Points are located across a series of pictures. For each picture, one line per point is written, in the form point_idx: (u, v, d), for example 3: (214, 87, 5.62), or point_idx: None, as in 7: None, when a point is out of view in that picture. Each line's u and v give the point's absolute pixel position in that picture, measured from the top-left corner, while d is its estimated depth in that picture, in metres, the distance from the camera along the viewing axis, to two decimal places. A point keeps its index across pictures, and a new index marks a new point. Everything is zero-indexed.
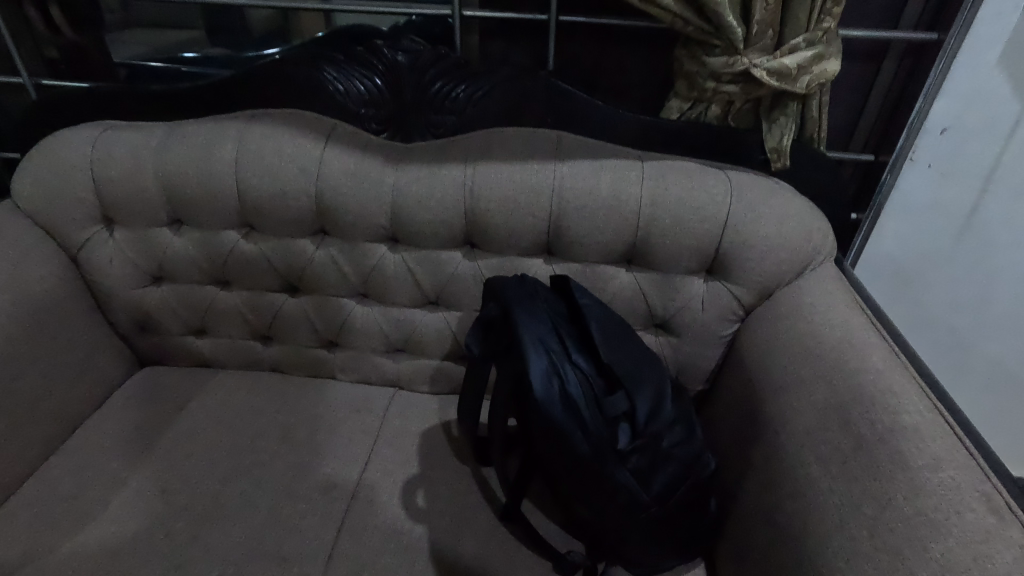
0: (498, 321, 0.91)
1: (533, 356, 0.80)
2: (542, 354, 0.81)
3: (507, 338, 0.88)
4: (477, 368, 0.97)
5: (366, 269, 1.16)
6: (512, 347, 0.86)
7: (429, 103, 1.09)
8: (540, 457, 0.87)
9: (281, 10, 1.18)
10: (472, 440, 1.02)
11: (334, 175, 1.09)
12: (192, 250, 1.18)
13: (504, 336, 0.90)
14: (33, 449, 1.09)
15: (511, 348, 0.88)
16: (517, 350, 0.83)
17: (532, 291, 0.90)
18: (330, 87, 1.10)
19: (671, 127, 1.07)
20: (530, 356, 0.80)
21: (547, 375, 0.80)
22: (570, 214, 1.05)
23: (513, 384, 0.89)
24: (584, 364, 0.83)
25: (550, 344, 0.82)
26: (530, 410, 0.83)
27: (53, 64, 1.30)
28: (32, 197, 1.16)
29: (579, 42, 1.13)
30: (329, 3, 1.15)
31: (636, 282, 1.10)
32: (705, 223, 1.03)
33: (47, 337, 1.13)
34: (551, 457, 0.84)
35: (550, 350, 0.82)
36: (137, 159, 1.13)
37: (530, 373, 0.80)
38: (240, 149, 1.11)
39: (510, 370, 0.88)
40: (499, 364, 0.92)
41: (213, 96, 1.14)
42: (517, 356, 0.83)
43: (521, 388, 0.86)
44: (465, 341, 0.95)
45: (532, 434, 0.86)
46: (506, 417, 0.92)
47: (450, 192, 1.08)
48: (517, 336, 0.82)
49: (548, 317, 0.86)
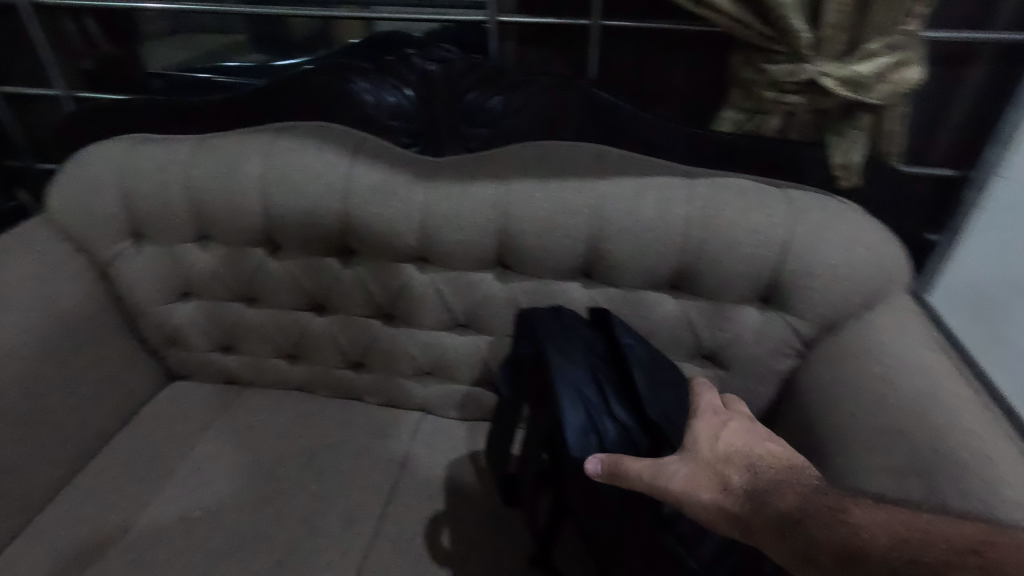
0: (530, 361, 0.85)
1: (568, 409, 0.74)
2: (579, 408, 0.75)
3: (539, 381, 0.83)
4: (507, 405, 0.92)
5: (393, 290, 1.10)
6: (545, 394, 0.80)
7: (463, 115, 1.03)
8: (572, 510, 0.81)
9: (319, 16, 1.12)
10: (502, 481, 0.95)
11: (362, 193, 1.04)
12: (219, 268, 1.16)
13: (535, 377, 0.84)
14: (61, 468, 1.08)
15: (543, 392, 0.82)
16: (551, 400, 0.77)
17: (569, 332, 0.84)
18: (360, 98, 1.04)
19: (724, 140, 0.97)
20: (564, 409, 0.75)
21: (584, 432, 0.74)
22: (612, 237, 0.97)
23: (545, 429, 0.83)
24: (626, 418, 0.76)
25: (587, 396, 0.76)
26: (564, 462, 0.77)
27: (88, 76, 1.29)
28: (64, 212, 1.15)
29: (624, 47, 1.04)
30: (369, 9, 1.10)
31: (683, 309, 1.01)
32: (761, 250, 0.93)
33: (77, 355, 1.12)
34: (588, 511, 0.77)
35: (588, 403, 0.76)
36: (165, 174, 1.11)
37: (564, 427, 0.74)
38: (267, 165, 1.07)
39: (543, 415, 0.83)
40: (531, 406, 0.86)
41: (241, 109, 1.10)
42: (551, 402, 0.78)
43: (554, 437, 0.80)
44: (496, 384, 0.89)
45: (565, 485, 0.81)
46: (538, 463, 0.86)
47: (482, 210, 1.01)
48: (550, 386, 0.77)
49: (584, 362, 0.80)
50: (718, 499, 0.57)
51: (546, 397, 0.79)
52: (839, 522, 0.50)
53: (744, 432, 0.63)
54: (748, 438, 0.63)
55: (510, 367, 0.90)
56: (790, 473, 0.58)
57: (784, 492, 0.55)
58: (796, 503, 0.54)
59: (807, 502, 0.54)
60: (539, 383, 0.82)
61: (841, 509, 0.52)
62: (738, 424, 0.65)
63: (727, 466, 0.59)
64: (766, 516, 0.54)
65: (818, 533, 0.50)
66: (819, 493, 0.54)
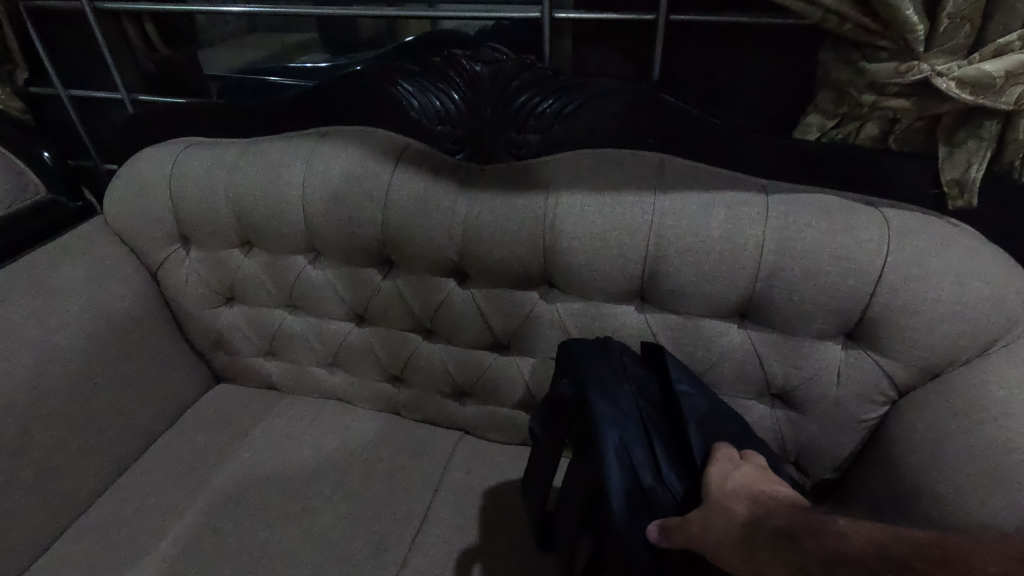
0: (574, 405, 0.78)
1: (614, 478, 0.68)
2: (626, 473, 0.69)
3: (582, 431, 0.75)
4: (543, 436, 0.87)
5: (432, 304, 1.05)
6: (587, 448, 0.73)
7: (512, 120, 0.95)
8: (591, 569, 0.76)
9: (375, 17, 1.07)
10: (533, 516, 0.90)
11: (402, 202, 0.99)
12: (261, 274, 1.14)
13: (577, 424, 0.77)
14: (106, 468, 1.09)
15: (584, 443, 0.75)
16: (595, 460, 0.70)
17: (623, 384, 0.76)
18: (404, 102, 0.99)
19: (807, 150, 0.84)
20: (610, 475, 0.68)
21: (629, 502, 0.68)
22: (671, 259, 0.87)
23: (579, 480, 0.76)
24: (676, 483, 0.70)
25: (635, 458, 0.70)
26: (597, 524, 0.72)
27: (150, 79, 1.31)
28: (119, 214, 1.17)
29: (694, 44, 0.93)
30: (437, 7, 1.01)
31: (751, 341, 0.89)
32: (848, 281, 0.79)
33: (125, 356, 1.13)
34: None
35: (636, 467, 0.70)
36: (211, 179, 1.10)
37: (607, 497, 0.68)
38: (308, 171, 1.03)
39: (581, 466, 0.76)
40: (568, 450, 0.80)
41: (286, 113, 1.07)
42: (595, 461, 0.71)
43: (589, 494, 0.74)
44: (529, 427, 0.80)
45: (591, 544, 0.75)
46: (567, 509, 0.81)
47: (527, 225, 0.93)
48: (597, 446, 0.70)
49: (636, 419, 0.73)
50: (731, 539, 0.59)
51: (590, 454, 0.72)
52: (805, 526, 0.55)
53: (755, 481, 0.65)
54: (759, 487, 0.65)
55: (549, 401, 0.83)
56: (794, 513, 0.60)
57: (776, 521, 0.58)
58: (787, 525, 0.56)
59: (797, 526, 0.55)
60: (582, 433, 0.75)
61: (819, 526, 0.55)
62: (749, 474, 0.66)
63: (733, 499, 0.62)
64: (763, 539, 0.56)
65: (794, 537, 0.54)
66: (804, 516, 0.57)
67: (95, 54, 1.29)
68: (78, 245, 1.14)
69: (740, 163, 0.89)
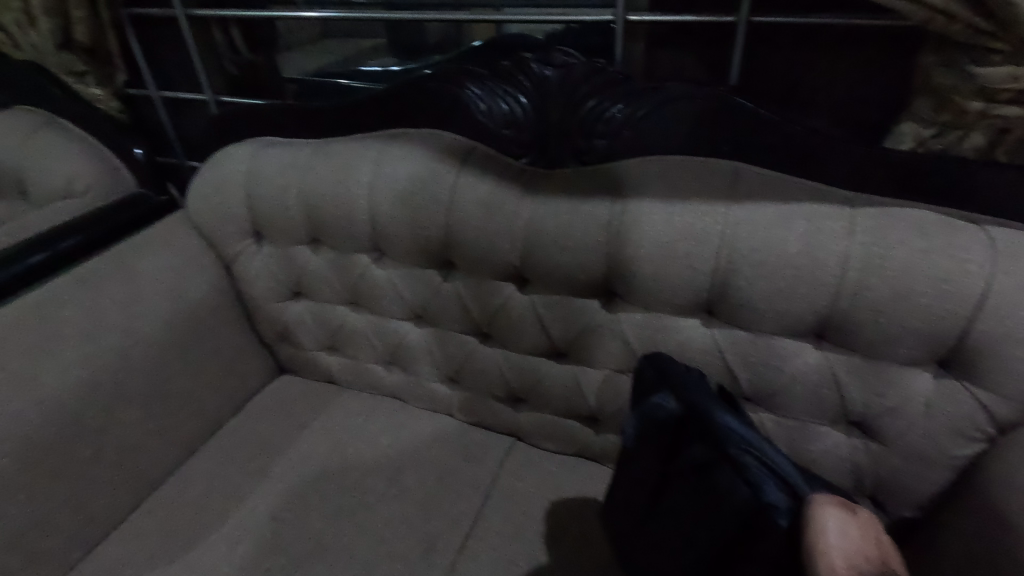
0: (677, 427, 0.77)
1: (772, 489, 0.65)
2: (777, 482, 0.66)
3: (700, 450, 0.73)
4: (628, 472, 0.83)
5: (491, 308, 1.04)
6: (713, 468, 0.70)
7: (579, 124, 0.92)
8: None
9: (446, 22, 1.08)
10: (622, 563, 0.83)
11: (466, 205, 0.99)
12: (327, 271, 1.17)
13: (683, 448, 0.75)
14: (178, 448, 1.15)
15: (700, 467, 0.72)
16: (735, 476, 0.68)
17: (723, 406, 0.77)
18: (472, 105, 0.99)
19: (905, 159, 0.77)
20: (766, 487, 0.65)
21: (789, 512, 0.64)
22: (743, 272, 0.82)
23: (694, 514, 0.71)
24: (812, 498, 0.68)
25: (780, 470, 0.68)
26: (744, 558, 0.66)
27: (232, 81, 1.37)
28: (200, 209, 1.23)
29: (777, 47, 0.88)
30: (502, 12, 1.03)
31: (828, 363, 0.83)
32: (933, 306, 0.73)
33: (199, 343, 1.19)
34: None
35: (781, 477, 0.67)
36: (285, 177, 1.14)
37: (773, 513, 0.63)
38: (377, 172, 1.06)
39: (692, 493, 0.72)
40: (671, 480, 0.76)
41: (357, 115, 1.10)
42: (731, 477, 0.68)
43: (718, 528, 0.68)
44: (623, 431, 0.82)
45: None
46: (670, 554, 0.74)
47: (592, 231, 0.91)
48: (737, 458, 0.68)
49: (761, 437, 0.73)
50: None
51: (717, 473, 0.69)
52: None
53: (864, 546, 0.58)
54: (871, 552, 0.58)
55: (637, 423, 0.82)
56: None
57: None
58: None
59: None
60: (700, 453, 0.72)
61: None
62: (868, 536, 0.59)
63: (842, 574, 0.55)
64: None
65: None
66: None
67: (185, 57, 1.37)
68: (163, 236, 1.21)
69: (826, 175, 0.82)
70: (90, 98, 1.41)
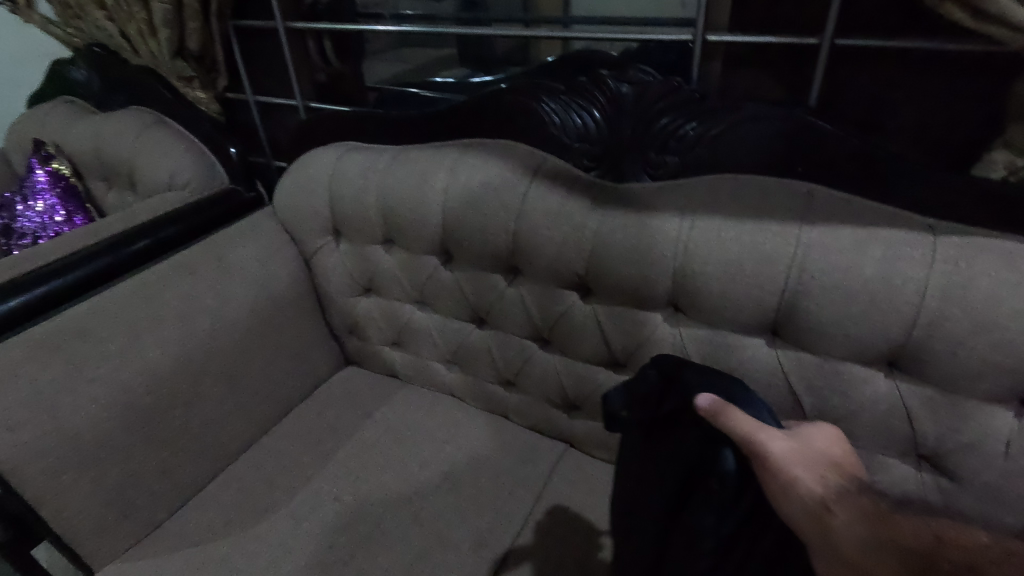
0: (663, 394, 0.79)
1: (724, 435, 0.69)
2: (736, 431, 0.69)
3: (672, 404, 0.77)
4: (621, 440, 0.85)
5: (552, 315, 1.07)
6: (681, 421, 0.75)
7: (652, 140, 0.95)
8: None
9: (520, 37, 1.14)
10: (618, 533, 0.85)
11: (535, 214, 1.02)
12: (398, 270, 1.24)
13: (668, 415, 0.77)
14: (252, 427, 1.24)
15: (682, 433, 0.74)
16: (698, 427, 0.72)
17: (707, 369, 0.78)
18: (546, 118, 1.03)
19: (993, 189, 0.75)
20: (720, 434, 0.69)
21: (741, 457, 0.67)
22: (813, 295, 0.82)
23: (676, 479, 0.73)
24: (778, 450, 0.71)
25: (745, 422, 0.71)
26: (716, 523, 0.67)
27: (321, 89, 1.47)
28: (286, 206, 1.33)
29: (860, 70, 0.88)
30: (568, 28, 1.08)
31: (898, 393, 0.81)
32: (981, 328, 0.72)
33: (278, 331, 1.28)
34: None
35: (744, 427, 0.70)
36: (366, 180, 1.21)
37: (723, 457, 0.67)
38: (451, 178, 1.11)
39: (662, 447, 0.76)
40: (650, 437, 0.79)
41: (437, 124, 1.16)
42: (702, 439, 0.70)
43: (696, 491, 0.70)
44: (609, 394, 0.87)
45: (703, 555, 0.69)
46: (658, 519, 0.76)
47: (659, 245, 0.92)
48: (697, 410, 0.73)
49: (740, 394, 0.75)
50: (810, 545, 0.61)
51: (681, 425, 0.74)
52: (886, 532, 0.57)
53: (800, 452, 0.65)
54: (806, 458, 0.65)
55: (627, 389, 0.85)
56: (854, 503, 0.60)
57: (847, 518, 0.59)
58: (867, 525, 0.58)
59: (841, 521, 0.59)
60: (672, 406, 0.77)
61: (905, 535, 0.56)
62: (809, 469, 0.64)
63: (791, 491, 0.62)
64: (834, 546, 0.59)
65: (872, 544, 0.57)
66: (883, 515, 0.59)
67: (280, 66, 1.48)
68: (252, 230, 1.31)
69: (897, 201, 0.82)
70: (195, 100, 1.56)
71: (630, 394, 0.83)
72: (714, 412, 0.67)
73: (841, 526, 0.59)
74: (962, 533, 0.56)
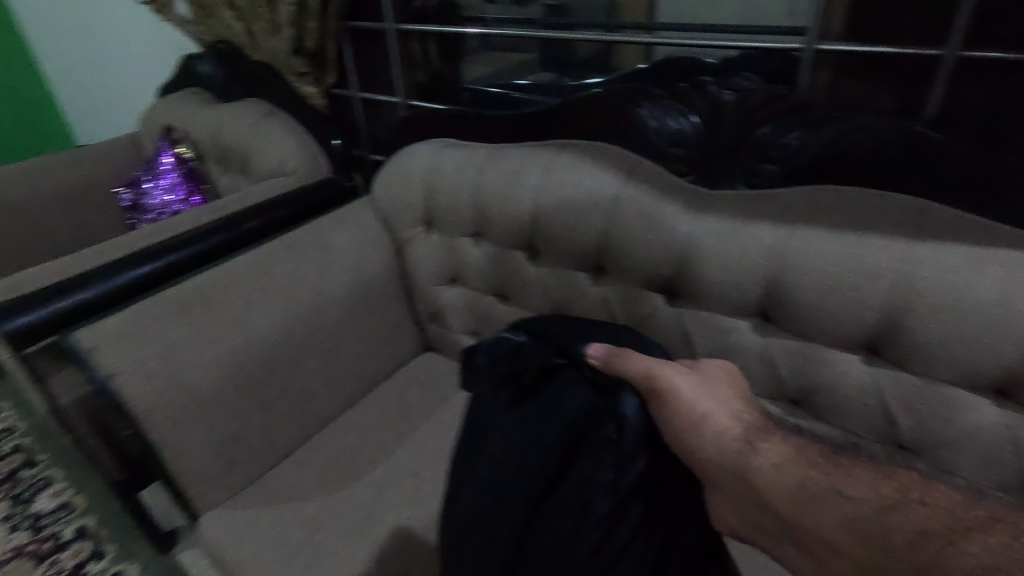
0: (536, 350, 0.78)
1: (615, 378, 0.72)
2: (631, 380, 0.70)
3: (546, 358, 0.77)
4: (484, 413, 0.75)
5: (636, 315, 1.09)
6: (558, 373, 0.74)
7: (751, 148, 0.95)
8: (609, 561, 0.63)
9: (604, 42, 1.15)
10: (460, 541, 0.72)
11: (627, 215, 1.04)
12: (485, 262, 1.29)
13: (544, 369, 0.76)
14: (340, 400, 1.33)
15: (554, 388, 0.72)
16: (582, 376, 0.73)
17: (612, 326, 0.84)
18: (643, 122, 1.04)
19: None
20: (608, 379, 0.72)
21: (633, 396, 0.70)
22: (919, 314, 0.79)
23: (543, 429, 0.70)
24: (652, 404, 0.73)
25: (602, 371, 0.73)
26: (611, 471, 0.65)
27: (419, 86, 1.53)
28: (384, 196, 1.41)
29: (987, 83, 0.83)
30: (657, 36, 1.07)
31: (1010, 426, 0.76)
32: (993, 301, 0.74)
33: (370, 312, 1.37)
34: (632, 540, 0.64)
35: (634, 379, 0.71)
36: (461, 175, 1.27)
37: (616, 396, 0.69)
38: (544, 176, 1.15)
39: (534, 399, 0.72)
40: (521, 396, 0.74)
41: (533, 124, 1.20)
42: (587, 388, 0.71)
43: (581, 448, 0.67)
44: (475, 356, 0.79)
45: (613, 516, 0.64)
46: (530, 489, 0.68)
47: (753, 254, 0.92)
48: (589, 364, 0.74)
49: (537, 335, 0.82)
50: (725, 487, 0.64)
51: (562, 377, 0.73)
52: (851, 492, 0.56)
53: (697, 387, 0.71)
54: (709, 393, 0.71)
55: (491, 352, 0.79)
56: (748, 436, 0.65)
57: (773, 459, 0.62)
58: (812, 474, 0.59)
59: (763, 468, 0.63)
60: (547, 361, 0.76)
61: (856, 486, 0.57)
62: (701, 397, 0.70)
63: (708, 421, 0.66)
64: (792, 501, 0.59)
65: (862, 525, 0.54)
66: (818, 459, 0.61)
67: (383, 64, 1.56)
68: (352, 217, 1.41)
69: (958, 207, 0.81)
70: (308, 96, 1.68)
71: (511, 359, 0.77)
72: (624, 358, 0.72)
73: (795, 477, 0.60)
74: (930, 489, 0.55)
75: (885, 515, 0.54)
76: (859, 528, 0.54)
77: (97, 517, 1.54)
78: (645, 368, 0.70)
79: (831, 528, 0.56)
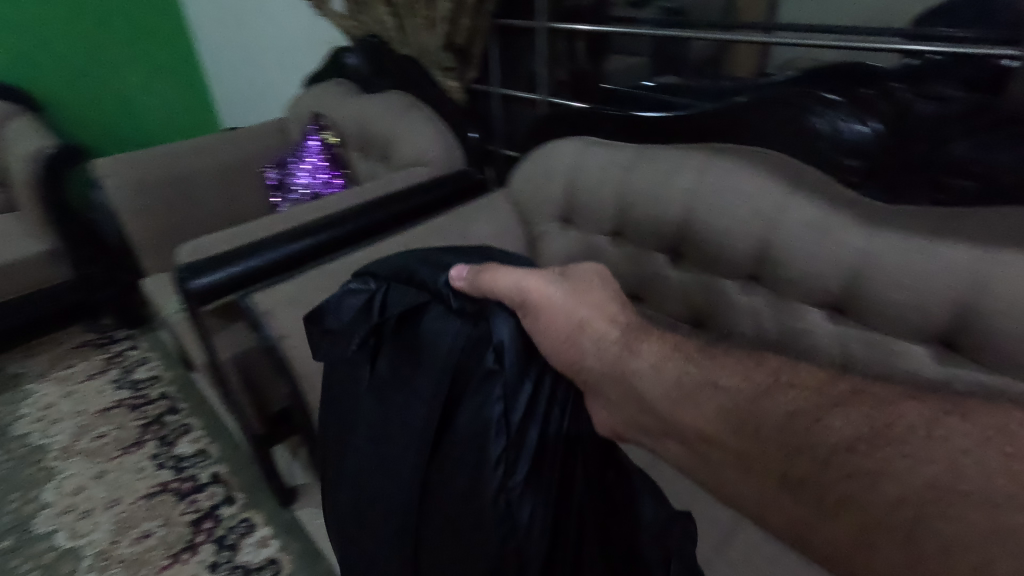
0: (403, 283, 0.72)
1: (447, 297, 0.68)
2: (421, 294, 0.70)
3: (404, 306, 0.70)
4: (349, 364, 0.72)
5: (791, 326, 1.02)
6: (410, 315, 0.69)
7: (945, 162, 0.87)
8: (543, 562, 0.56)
9: (722, 42, 1.12)
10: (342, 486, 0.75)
11: (789, 227, 0.98)
12: (621, 260, 1.28)
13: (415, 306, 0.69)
14: None
15: (421, 327, 0.67)
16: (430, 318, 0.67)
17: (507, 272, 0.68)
18: (817, 127, 0.98)
19: None
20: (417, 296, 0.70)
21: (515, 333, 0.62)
22: None
23: (423, 378, 0.64)
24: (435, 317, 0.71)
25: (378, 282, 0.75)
26: (392, 376, 0.67)
27: (561, 85, 1.55)
28: (521, 185, 1.44)
29: None
30: (772, 37, 1.04)
31: None
32: (959, 270, 0.81)
33: None
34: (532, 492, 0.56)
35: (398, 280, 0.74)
36: (607, 175, 1.26)
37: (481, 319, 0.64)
38: (699, 178, 1.10)
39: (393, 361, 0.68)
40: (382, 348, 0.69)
41: (684, 126, 1.16)
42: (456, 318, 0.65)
43: (466, 395, 0.60)
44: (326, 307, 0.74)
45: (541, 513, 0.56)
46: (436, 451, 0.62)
47: (941, 277, 0.82)
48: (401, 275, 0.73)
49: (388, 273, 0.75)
50: (607, 394, 0.64)
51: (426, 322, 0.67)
52: (711, 386, 0.60)
53: (572, 289, 0.70)
54: (583, 299, 0.69)
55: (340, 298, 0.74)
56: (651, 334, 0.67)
57: (654, 352, 0.65)
58: (694, 378, 0.61)
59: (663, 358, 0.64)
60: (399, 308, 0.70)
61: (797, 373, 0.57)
62: (573, 299, 0.68)
63: (574, 339, 0.64)
64: (690, 434, 0.59)
65: (726, 428, 0.57)
66: (693, 353, 0.64)
67: (529, 62, 1.62)
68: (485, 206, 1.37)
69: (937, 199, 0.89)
70: (450, 91, 1.75)
71: (359, 310, 0.72)
72: (491, 280, 0.67)
73: (633, 370, 0.63)
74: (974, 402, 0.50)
75: (762, 396, 0.56)
76: (796, 423, 0.53)
77: (227, 464, 1.66)
78: (509, 286, 0.66)
79: (680, 431, 0.60)
